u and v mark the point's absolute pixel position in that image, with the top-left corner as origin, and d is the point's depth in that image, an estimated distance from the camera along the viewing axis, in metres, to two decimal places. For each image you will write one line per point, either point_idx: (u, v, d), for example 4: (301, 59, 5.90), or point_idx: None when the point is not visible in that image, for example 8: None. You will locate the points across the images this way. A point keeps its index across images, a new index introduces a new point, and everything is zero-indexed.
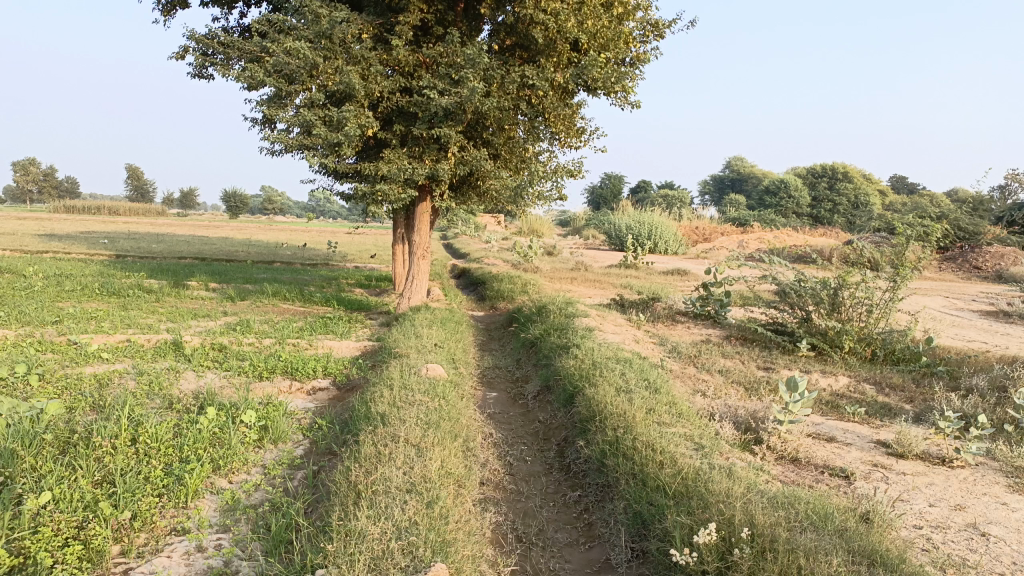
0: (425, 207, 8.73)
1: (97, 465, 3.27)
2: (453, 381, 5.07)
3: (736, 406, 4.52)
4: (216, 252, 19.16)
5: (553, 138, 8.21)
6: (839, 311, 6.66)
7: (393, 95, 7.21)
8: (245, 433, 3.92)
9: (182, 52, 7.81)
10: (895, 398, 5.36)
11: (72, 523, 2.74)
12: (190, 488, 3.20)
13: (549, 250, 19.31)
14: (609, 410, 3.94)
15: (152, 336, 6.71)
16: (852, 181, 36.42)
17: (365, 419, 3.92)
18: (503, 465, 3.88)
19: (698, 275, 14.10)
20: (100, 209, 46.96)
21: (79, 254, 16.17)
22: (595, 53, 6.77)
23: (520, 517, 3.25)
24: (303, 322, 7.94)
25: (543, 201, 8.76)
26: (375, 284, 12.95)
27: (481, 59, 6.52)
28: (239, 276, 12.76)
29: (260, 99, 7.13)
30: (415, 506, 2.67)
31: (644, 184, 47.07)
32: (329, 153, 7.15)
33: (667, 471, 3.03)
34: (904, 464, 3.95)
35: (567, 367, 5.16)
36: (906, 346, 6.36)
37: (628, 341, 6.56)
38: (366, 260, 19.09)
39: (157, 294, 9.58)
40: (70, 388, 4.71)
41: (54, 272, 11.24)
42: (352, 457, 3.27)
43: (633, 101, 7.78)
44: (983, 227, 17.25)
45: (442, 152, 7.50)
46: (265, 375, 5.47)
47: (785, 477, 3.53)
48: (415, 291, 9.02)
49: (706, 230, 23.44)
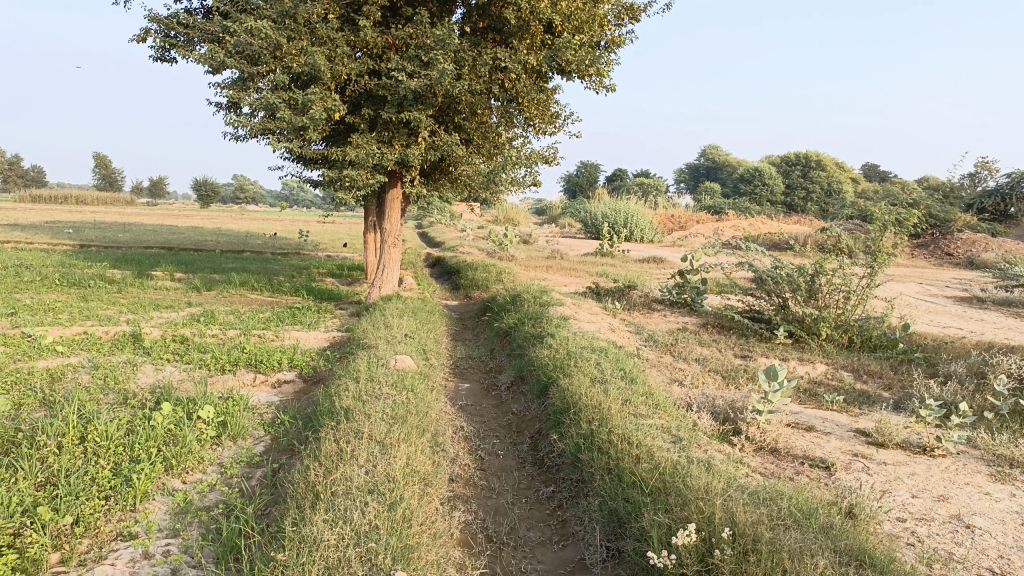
0: (396, 193, 8.51)
1: (40, 465, 3.05)
2: (423, 372, 4.91)
3: (714, 396, 4.41)
4: (185, 240, 18.69)
5: (527, 123, 8.04)
6: (816, 298, 6.57)
7: (361, 78, 6.99)
8: (202, 431, 3.73)
9: (142, 34, 7.51)
10: (873, 385, 5.28)
11: (7, 529, 2.53)
12: (138, 490, 2.99)
13: (525, 238, 19.16)
14: (583, 402, 3.80)
15: (111, 328, 6.45)
16: (825, 169, 36.64)
17: (328, 414, 3.74)
18: (474, 460, 3.73)
19: (674, 263, 14.02)
20: (68, 198, 45.95)
21: (42, 243, 15.73)
22: (568, 35, 6.58)
23: (491, 516, 3.10)
24: (271, 312, 7.72)
25: (517, 187, 8.58)
26: (347, 273, 12.71)
27: (452, 40, 6.30)
28: (207, 265, 12.43)
29: (223, 82, 6.87)
30: (376, 508, 2.50)
31: (619, 172, 46.93)
32: (295, 137, 6.92)
33: (645, 466, 2.89)
34: (884, 453, 3.85)
35: (541, 357, 5.01)
36: (882, 333, 6.30)
37: (604, 330, 6.43)
38: (339, 249, 18.80)
39: (120, 284, 9.28)
40: (20, 383, 4.47)
41: (13, 262, 10.86)
42: (312, 455, 3.09)
43: (608, 85, 7.62)
44: (955, 213, 17.37)
45: (413, 137, 7.31)
46: (228, 368, 5.26)
47: (765, 469, 3.42)
48: (386, 280, 8.81)
49: (681, 218, 23.47)
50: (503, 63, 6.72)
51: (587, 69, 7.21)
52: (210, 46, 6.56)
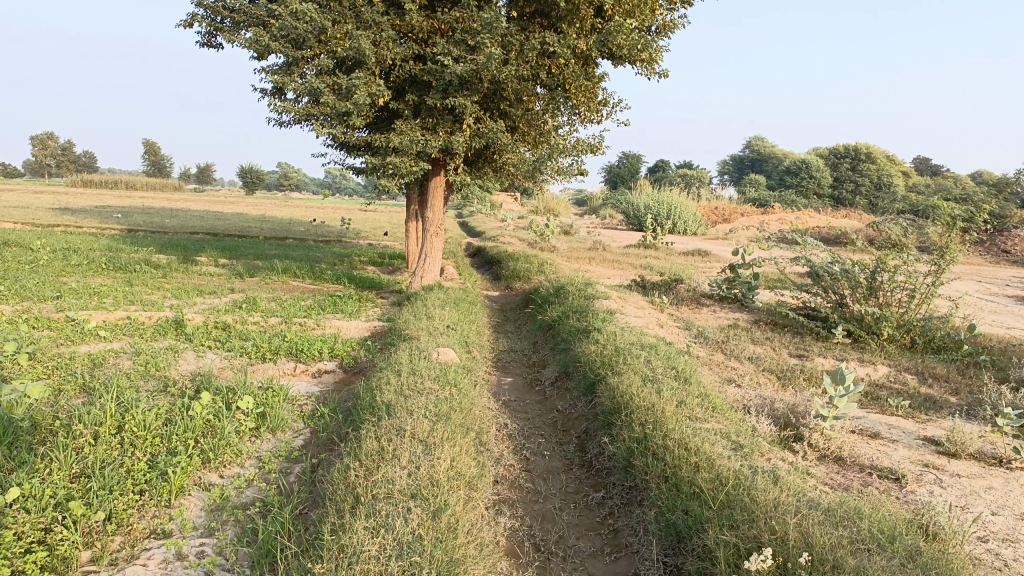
0: (439, 180, 8.37)
1: (76, 456, 2.96)
2: (466, 366, 4.75)
3: (772, 398, 4.18)
4: (229, 227, 18.84)
5: (573, 111, 7.82)
6: (876, 295, 6.25)
7: (405, 62, 6.84)
8: (241, 422, 3.62)
9: (188, 19, 7.46)
10: (939, 389, 4.98)
11: (38, 525, 2.44)
12: (174, 485, 2.88)
13: (566, 229, 18.90)
14: (635, 403, 3.59)
15: (155, 313, 6.43)
16: (875, 162, 35.60)
17: (369, 409, 3.61)
18: (520, 461, 3.57)
19: (722, 256, 13.66)
20: (117, 183, 46.95)
21: (90, 227, 15.99)
22: (620, 19, 6.33)
23: (538, 522, 2.93)
24: (312, 300, 7.64)
25: (562, 175, 8.36)
26: (388, 261, 12.62)
27: (499, 23, 6.10)
28: (250, 252, 12.45)
29: (268, 66, 6.79)
30: (419, 516, 2.35)
31: (661, 163, 46.23)
32: (338, 123, 6.81)
33: (705, 476, 2.69)
34: (956, 464, 3.59)
35: (587, 353, 4.82)
36: (947, 334, 5.97)
37: (653, 325, 6.20)
38: (380, 238, 18.72)
39: (164, 269, 9.32)
40: (61, 368, 4.43)
41: (62, 245, 10.96)
42: (352, 453, 2.95)
43: (660, 70, 7.34)
44: (1013, 210, 16.61)
45: (457, 124, 7.14)
46: (268, 357, 5.18)
47: (832, 480, 3.20)
48: (427, 270, 8.67)
49: (725, 210, 23.03)
50: (553, 47, 6.49)
51: (639, 53, 6.94)
52: (255, 30, 6.48)
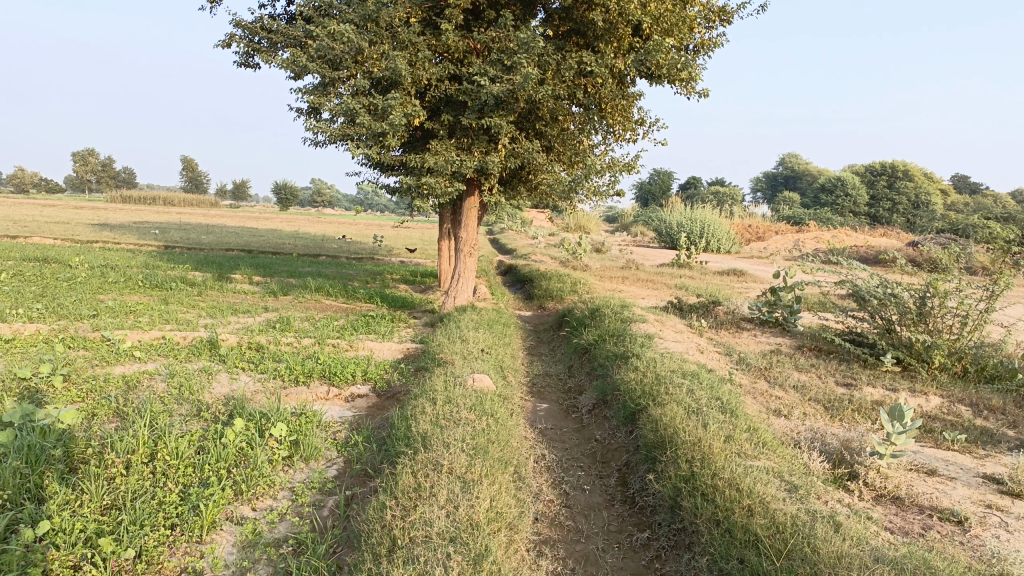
0: (473, 201, 8.31)
1: (108, 486, 2.89)
2: (502, 394, 4.62)
3: (823, 432, 4.00)
4: (263, 243, 19.00)
5: (609, 130, 7.70)
6: (925, 321, 6.00)
7: (441, 83, 6.80)
8: (274, 451, 3.54)
9: (227, 40, 7.52)
10: (996, 422, 4.74)
11: (66, 563, 2.37)
12: (206, 520, 2.80)
13: (597, 247, 18.71)
14: (679, 438, 3.44)
15: (189, 333, 6.41)
16: (913, 180, 34.93)
17: (404, 440, 3.51)
18: (559, 496, 3.44)
19: (759, 276, 13.38)
20: (156, 200, 47.86)
21: (129, 244, 16.19)
22: (659, 38, 6.22)
23: (581, 565, 2.80)
24: (346, 319, 7.60)
25: (597, 196, 8.24)
26: (420, 280, 12.58)
27: (536, 44, 6.03)
28: (284, 269, 12.48)
29: (305, 87, 6.80)
30: (460, 563, 2.24)
31: (693, 180, 45.99)
32: (374, 143, 6.79)
33: (761, 522, 2.54)
34: (1022, 505, 3.36)
35: (627, 381, 4.67)
36: (1000, 362, 5.70)
37: (692, 351, 6.02)
38: (411, 255, 18.71)
39: (199, 287, 9.35)
40: (95, 391, 4.38)
41: (101, 262, 11.08)
42: (388, 489, 2.85)
43: (700, 90, 7.22)
44: None
45: (492, 144, 7.08)
46: (301, 379, 5.11)
47: (891, 524, 3.02)
48: (461, 290, 8.57)
49: (760, 229, 22.72)
50: (590, 67, 6.41)
51: (678, 73, 6.82)
52: (293, 51, 6.49)
